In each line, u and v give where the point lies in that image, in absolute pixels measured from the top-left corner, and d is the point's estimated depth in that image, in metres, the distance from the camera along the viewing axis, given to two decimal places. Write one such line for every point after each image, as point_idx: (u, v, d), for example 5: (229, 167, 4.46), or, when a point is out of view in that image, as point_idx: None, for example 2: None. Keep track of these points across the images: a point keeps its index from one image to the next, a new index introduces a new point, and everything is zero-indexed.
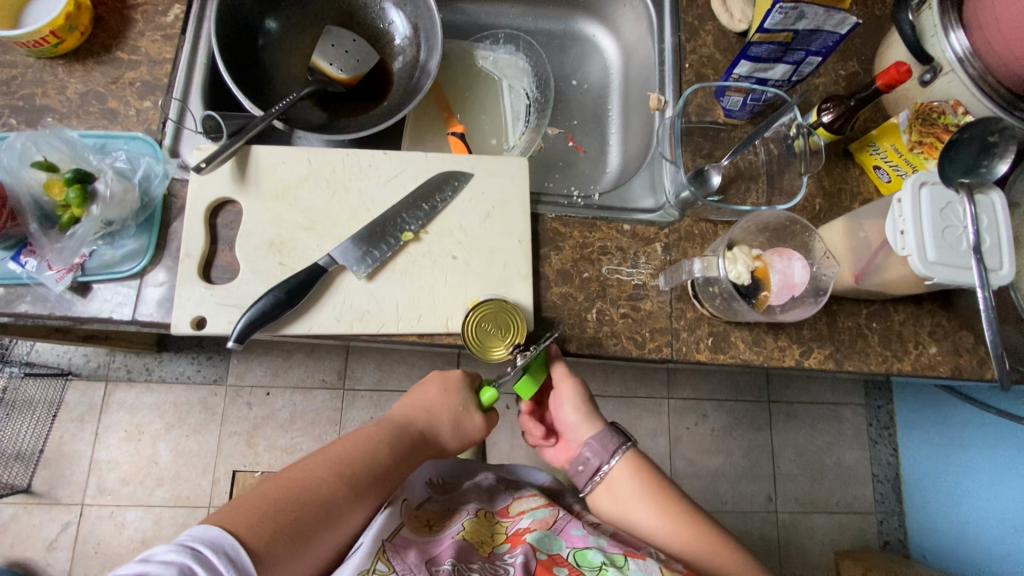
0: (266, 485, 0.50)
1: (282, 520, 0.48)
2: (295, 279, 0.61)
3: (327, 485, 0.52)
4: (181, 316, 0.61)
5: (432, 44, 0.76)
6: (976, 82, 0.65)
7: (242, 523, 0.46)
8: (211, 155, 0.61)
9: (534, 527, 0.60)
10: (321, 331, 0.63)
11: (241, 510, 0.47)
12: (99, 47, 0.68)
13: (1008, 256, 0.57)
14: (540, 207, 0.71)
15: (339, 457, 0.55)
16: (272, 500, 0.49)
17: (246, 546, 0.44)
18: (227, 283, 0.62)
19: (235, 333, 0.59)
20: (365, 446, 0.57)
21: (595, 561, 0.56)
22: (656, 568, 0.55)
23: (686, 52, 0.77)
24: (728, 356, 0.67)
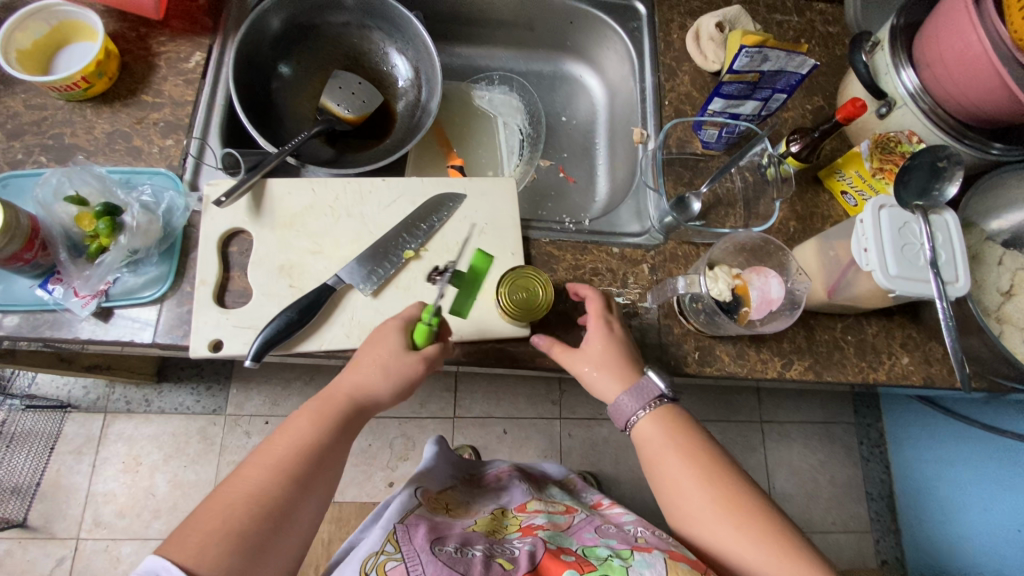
0: (216, 497, 0.52)
1: (220, 528, 0.50)
2: (306, 299, 0.65)
3: (257, 484, 0.53)
4: (199, 339, 0.64)
5: (433, 87, 0.82)
6: (929, 114, 0.72)
7: (187, 544, 0.48)
8: (230, 189, 0.66)
9: (546, 527, 0.64)
10: (331, 347, 0.67)
11: (186, 533, 0.49)
12: (125, 90, 0.74)
13: (964, 270, 0.63)
14: (529, 231, 0.76)
15: (270, 453, 0.56)
16: (212, 514, 0.51)
17: (179, 564, 0.47)
18: (241, 307, 0.66)
19: (251, 352, 0.62)
20: (286, 436, 0.57)
21: (602, 552, 0.57)
22: (660, 560, 0.54)
23: (666, 90, 0.84)
24: (714, 368, 0.71)
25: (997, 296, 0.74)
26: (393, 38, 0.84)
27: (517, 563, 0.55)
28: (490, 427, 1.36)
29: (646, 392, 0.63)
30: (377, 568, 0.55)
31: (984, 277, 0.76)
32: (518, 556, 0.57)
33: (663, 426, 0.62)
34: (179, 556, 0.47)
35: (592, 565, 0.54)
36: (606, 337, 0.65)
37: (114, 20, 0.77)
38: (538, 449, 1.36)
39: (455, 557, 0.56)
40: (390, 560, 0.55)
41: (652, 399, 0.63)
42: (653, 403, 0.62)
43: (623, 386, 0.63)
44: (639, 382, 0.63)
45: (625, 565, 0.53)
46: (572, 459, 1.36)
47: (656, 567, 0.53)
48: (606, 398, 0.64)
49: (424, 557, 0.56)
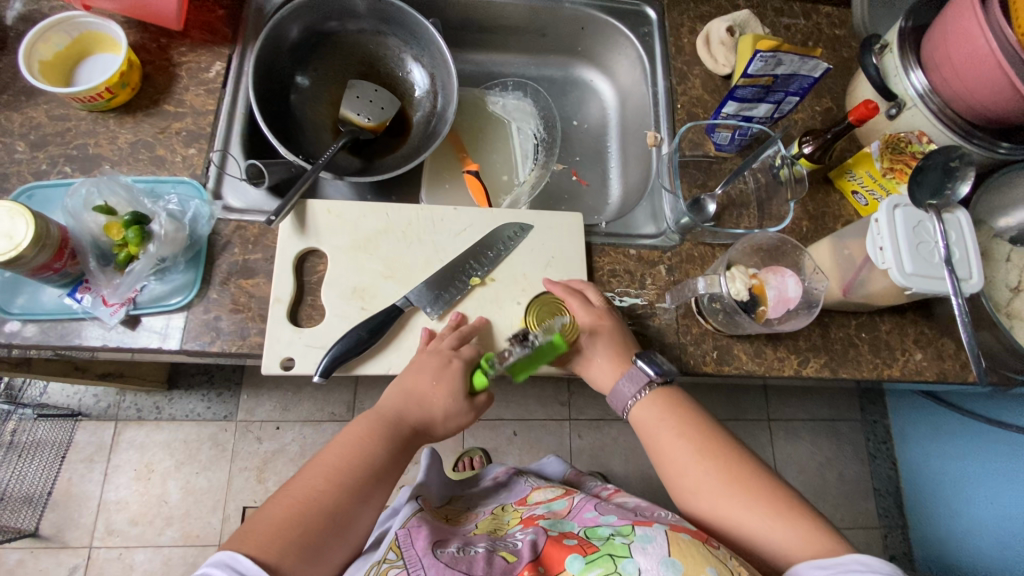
0: (275, 505, 0.54)
1: (296, 529, 0.52)
2: (377, 318, 0.67)
3: (327, 496, 0.55)
4: (270, 356, 0.66)
5: (450, 94, 0.84)
6: (938, 116, 0.73)
7: (256, 540, 0.51)
8: (280, 208, 0.67)
9: (547, 515, 0.65)
10: (397, 370, 0.68)
11: (258, 531, 0.51)
12: (147, 101, 0.75)
13: (977, 267, 0.64)
14: (591, 238, 0.78)
15: (337, 467, 0.58)
16: (285, 515, 0.53)
17: (246, 553, 0.49)
18: (312, 326, 0.68)
19: (320, 368, 0.64)
20: (351, 447, 0.59)
21: (604, 532, 0.58)
22: (662, 530, 0.55)
23: (678, 94, 0.85)
24: (732, 367, 0.73)
25: (1006, 292, 0.76)
26: (409, 45, 0.86)
27: (521, 554, 0.56)
28: (501, 428, 1.37)
29: (637, 379, 0.66)
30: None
31: (994, 274, 0.77)
32: (522, 547, 0.58)
33: (659, 407, 0.65)
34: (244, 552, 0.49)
35: (595, 545, 0.56)
36: (597, 332, 0.68)
37: (134, 31, 0.78)
38: (549, 450, 1.36)
39: (457, 557, 0.58)
40: (392, 568, 0.57)
41: (644, 383, 0.66)
42: (648, 387, 0.66)
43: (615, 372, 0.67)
44: (630, 370, 0.66)
45: (628, 543, 0.54)
46: (582, 459, 1.37)
47: (659, 538, 0.54)
48: (604, 388, 0.69)
49: (425, 561, 0.57)
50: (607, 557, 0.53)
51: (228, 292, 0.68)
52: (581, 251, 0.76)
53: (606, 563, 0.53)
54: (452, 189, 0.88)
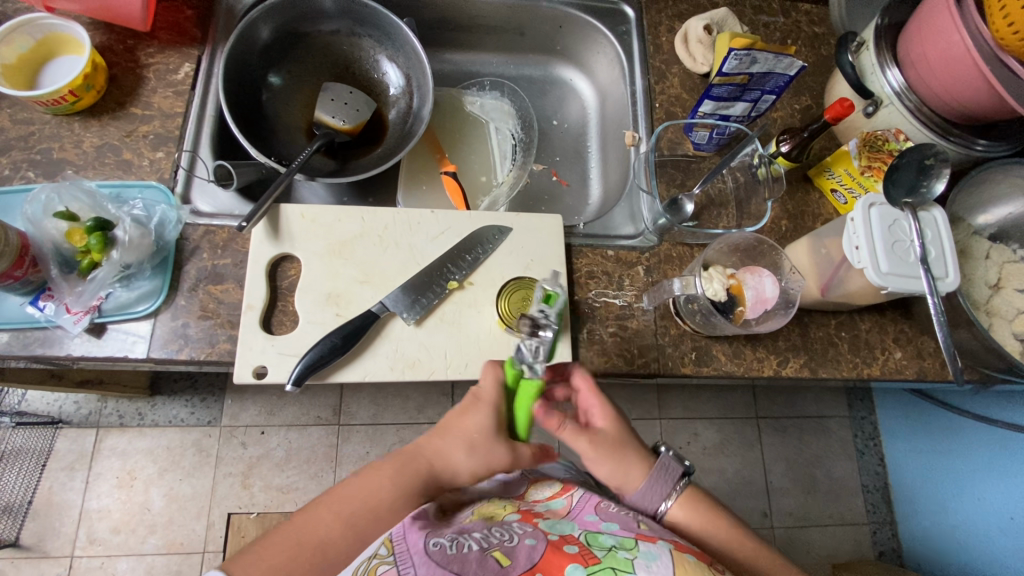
0: (279, 534, 0.53)
1: (284, 563, 0.51)
2: (351, 325, 0.65)
3: (330, 532, 0.54)
4: (244, 365, 0.64)
5: (425, 94, 0.83)
6: (915, 113, 0.73)
7: (249, 562, 0.51)
8: (251, 213, 0.65)
9: (547, 516, 0.61)
10: (373, 378, 0.66)
11: (251, 555, 0.51)
12: (114, 103, 0.73)
13: (953, 266, 0.64)
14: (572, 237, 0.77)
15: (350, 505, 0.56)
16: (279, 547, 0.52)
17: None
18: (285, 334, 0.66)
19: (293, 377, 0.62)
20: (367, 486, 0.57)
21: (605, 543, 0.53)
22: (669, 550, 0.51)
23: (656, 92, 0.85)
24: (711, 368, 0.72)
25: (985, 290, 0.76)
26: (384, 45, 0.84)
27: (516, 559, 0.51)
28: None
29: (669, 481, 0.61)
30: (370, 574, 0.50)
31: (972, 271, 0.77)
32: (516, 549, 0.52)
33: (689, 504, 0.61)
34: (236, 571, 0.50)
35: (597, 556, 0.51)
36: (617, 428, 0.62)
37: (101, 32, 0.76)
38: None
39: (450, 553, 0.52)
40: (382, 564, 0.51)
41: (672, 488, 0.61)
42: (675, 489, 0.61)
43: (641, 476, 0.61)
44: (661, 464, 0.62)
45: (632, 558, 0.50)
46: None
47: (665, 558, 0.50)
48: (624, 492, 0.61)
49: (416, 556, 0.51)
50: (609, 571, 0.48)
51: (197, 298, 0.66)
52: (561, 256, 0.74)
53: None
54: (429, 191, 0.87)
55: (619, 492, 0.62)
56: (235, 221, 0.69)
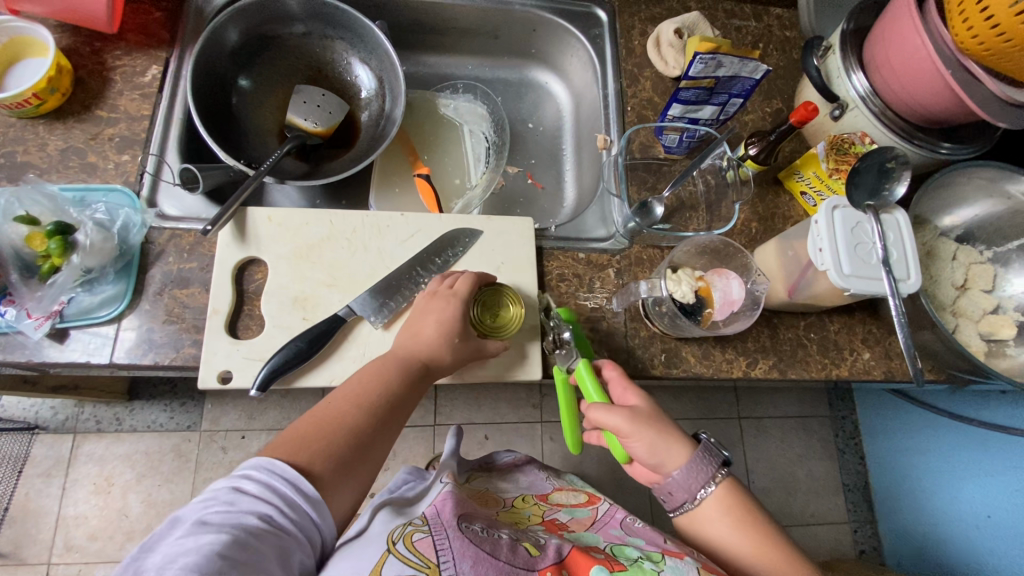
0: (301, 429, 0.56)
1: (319, 446, 0.54)
2: (316, 329, 0.64)
3: (352, 416, 0.57)
4: (208, 369, 0.63)
5: (398, 96, 0.83)
6: (879, 117, 0.74)
7: (284, 451, 0.53)
8: (217, 217, 0.65)
9: (573, 523, 0.64)
10: (338, 383, 0.66)
11: (282, 445, 0.54)
12: (79, 106, 0.72)
13: (915, 267, 0.65)
14: (542, 240, 0.77)
15: (360, 393, 0.59)
16: (308, 434, 0.55)
17: (281, 461, 0.52)
18: (251, 338, 0.65)
19: (256, 383, 0.61)
20: (369, 377, 0.60)
21: (631, 554, 0.56)
22: (694, 568, 0.53)
23: (628, 96, 0.85)
24: (681, 370, 0.72)
25: (952, 291, 0.77)
26: (355, 47, 0.84)
27: (546, 552, 0.53)
28: (471, 433, 1.35)
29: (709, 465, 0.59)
30: (405, 539, 0.52)
31: (940, 272, 0.78)
32: (546, 545, 0.54)
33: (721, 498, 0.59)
34: (280, 459, 0.52)
35: (623, 564, 0.53)
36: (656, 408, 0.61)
37: (67, 35, 0.75)
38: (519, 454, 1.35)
39: (480, 536, 0.53)
40: (416, 533, 0.52)
41: (709, 479, 0.59)
42: (716, 477, 0.59)
43: (682, 458, 0.59)
44: (701, 449, 0.60)
45: (658, 570, 0.53)
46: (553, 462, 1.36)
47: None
48: (666, 472, 0.60)
49: (450, 532, 0.52)
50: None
51: (162, 303, 0.66)
52: (532, 259, 0.74)
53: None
54: (401, 194, 0.87)
55: (659, 468, 0.60)
56: (201, 225, 0.69)
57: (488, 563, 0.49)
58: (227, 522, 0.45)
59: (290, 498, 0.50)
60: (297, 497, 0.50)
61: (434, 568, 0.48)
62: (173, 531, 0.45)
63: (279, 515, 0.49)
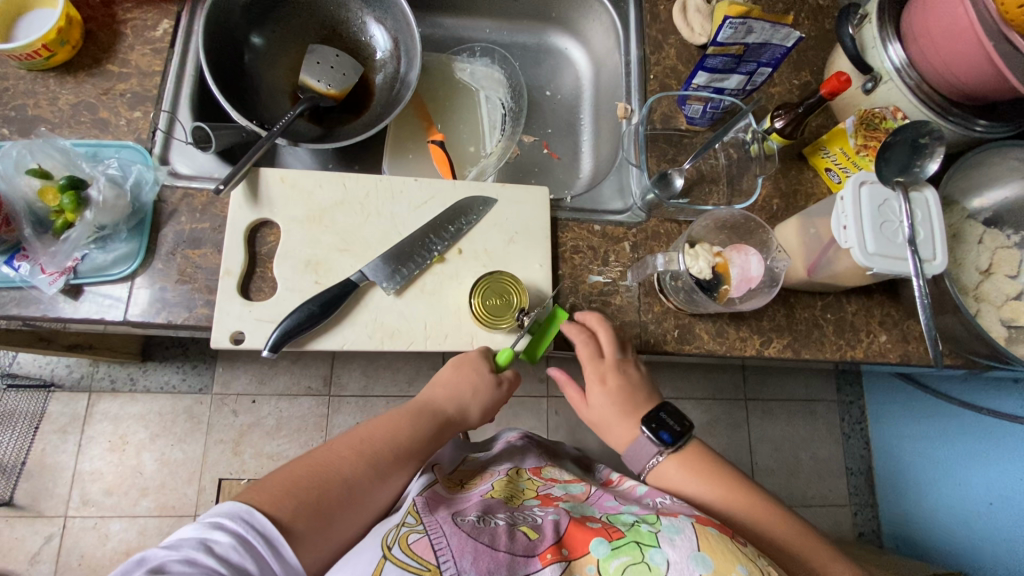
0: (294, 468, 0.53)
1: (303, 491, 0.50)
2: (329, 294, 0.64)
3: (350, 464, 0.54)
4: (220, 331, 0.63)
5: (412, 58, 0.80)
6: (913, 91, 0.71)
7: (267, 495, 0.49)
8: (229, 176, 0.64)
9: (566, 498, 0.61)
10: (351, 347, 0.66)
11: (268, 488, 0.50)
12: (91, 60, 0.71)
13: (942, 247, 0.63)
14: (557, 211, 0.76)
15: (360, 440, 0.57)
16: (299, 477, 0.51)
17: (262, 510, 0.47)
18: (264, 300, 0.65)
19: (269, 343, 0.61)
20: (385, 429, 0.59)
21: (628, 519, 0.53)
22: (690, 524, 0.49)
23: (651, 63, 0.82)
24: (693, 346, 0.71)
25: (975, 275, 0.75)
26: (372, 7, 0.82)
27: (542, 532, 0.50)
28: None
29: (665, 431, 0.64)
30: (400, 542, 0.49)
31: (964, 256, 0.76)
32: (543, 524, 0.52)
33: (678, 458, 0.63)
34: (263, 506, 0.48)
35: (620, 531, 0.50)
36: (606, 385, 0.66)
37: None
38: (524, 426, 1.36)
39: (478, 527, 0.51)
40: (412, 533, 0.50)
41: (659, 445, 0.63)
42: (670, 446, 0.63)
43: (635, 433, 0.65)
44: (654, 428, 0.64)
45: (655, 532, 0.49)
46: (557, 436, 1.29)
47: (687, 532, 0.48)
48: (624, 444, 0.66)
49: (447, 528, 0.51)
50: (634, 546, 0.48)
51: (175, 262, 0.66)
52: (547, 231, 0.73)
53: (633, 551, 0.47)
54: (415, 160, 0.86)
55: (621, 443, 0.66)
56: (214, 184, 0.68)
57: (488, 554, 0.47)
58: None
59: (263, 557, 0.45)
60: (274, 558, 0.45)
61: (434, 569, 0.46)
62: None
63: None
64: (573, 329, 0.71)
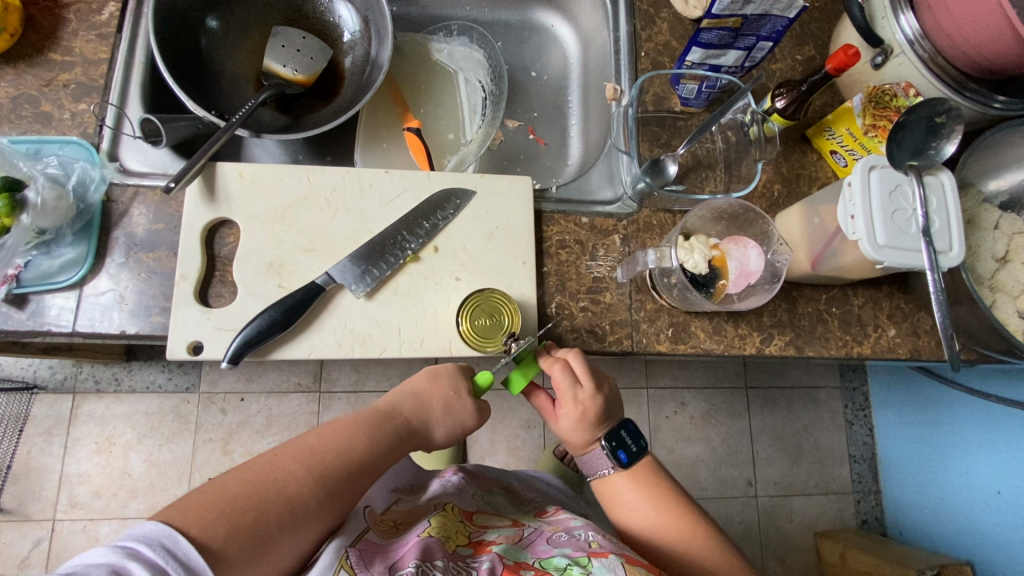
0: (227, 479, 0.44)
1: (238, 509, 0.42)
2: (292, 299, 0.59)
3: (299, 480, 0.47)
4: (177, 340, 0.59)
5: (383, 38, 0.74)
6: (927, 65, 0.65)
7: (195, 515, 0.40)
8: (180, 173, 0.59)
9: (500, 541, 0.58)
10: (320, 355, 0.61)
11: (195, 507, 0.41)
12: (31, 48, 0.65)
13: (957, 237, 0.58)
14: (542, 203, 0.70)
15: (311, 451, 0.49)
16: (236, 493, 0.43)
17: (188, 535, 0.39)
18: (223, 306, 0.61)
19: (228, 354, 0.57)
20: (340, 441, 0.51)
21: (560, 565, 0.54)
22: (619, 565, 0.53)
23: (642, 40, 0.76)
24: (689, 346, 0.67)
25: (991, 264, 0.70)
26: None
27: None
28: None
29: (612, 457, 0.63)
30: None
31: (979, 243, 0.71)
32: None
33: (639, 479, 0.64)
34: (189, 529, 0.39)
35: None
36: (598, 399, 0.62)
37: None
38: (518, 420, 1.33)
39: None
40: None
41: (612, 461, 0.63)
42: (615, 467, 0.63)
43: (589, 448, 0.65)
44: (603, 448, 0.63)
45: (586, 573, 0.52)
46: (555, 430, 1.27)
47: (617, 574, 0.52)
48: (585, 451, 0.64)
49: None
50: None
51: (128, 267, 0.61)
52: (530, 224, 0.68)
53: None
54: (391, 149, 0.80)
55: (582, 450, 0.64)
56: (166, 181, 0.63)
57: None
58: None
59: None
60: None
61: None
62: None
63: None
64: (560, 329, 0.66)
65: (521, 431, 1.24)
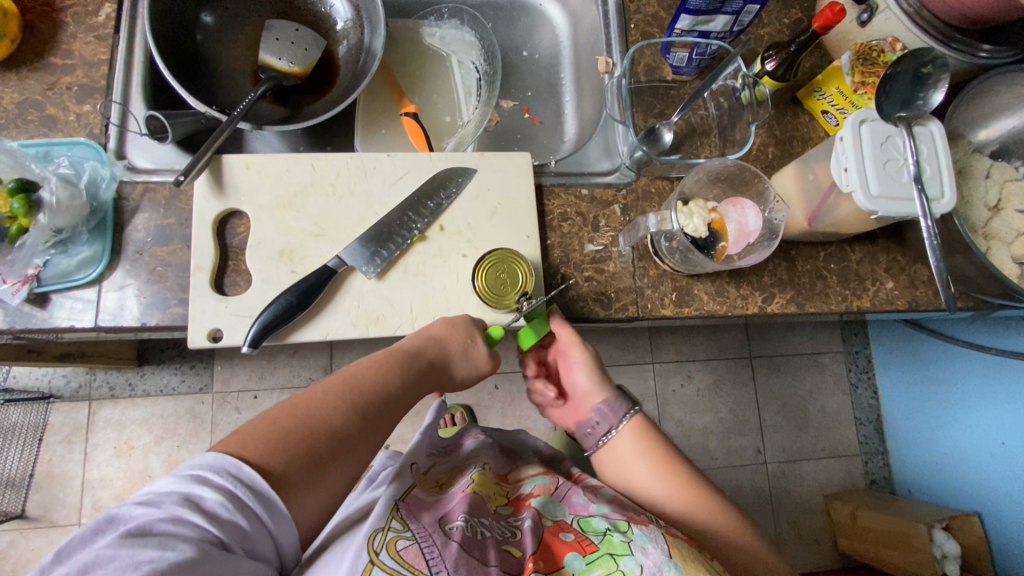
0: (278, 413, 0.49)
1: (288, 440, 0.47)
2: (306, 282, 0.61)
3: (338, 415, 0.51)
4: (197, 329, 0.61)
5: (375, 25, 0.75)
6: (912, 17, 0.66)
7: (254, 446, 0.45)
8: (188, 166, 0.61)
9: (538, 495, 0.61)
10: (335, 335, 0.63)
11: (253, 437, 0.46)
12: (31, 53, 0.66)
13: (950, 184, 0.59)
14: (541, 177, 0.72)
15: (345, 388, 0.53)
16: (286, 425, 0.48)
17: (251, 463, 0.44)
18: (238, 294, 0.62)
19: (248, 338, 0.59)
20: (373, 379, 0.55)
21: (600, 527, 0.54)
22: (660, 534, 0.52)
23: (631, 12, 0.77)
24: (693, 309, 0.69)
25: (984, 212, 0.71)
26: None
27: (526, 547, 0.52)
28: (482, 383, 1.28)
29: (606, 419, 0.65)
30: (388, 547, 0.47)
31: (972, 192, 0.72)
32: (524, 535, 0.53)
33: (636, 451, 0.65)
34: (250, 457, 0.44)
35: (595, 543, 0.52)
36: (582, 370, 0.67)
37: None
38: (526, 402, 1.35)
39: (465, 536, 0.51)
40: (400, 538, 0.48)
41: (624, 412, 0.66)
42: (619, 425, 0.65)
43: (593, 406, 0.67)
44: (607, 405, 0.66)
45: (629, 541, 0.51)
46: None
47: (659, 543, 0.51)
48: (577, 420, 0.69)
49: (437, 537, 0.50)
50: (609, 557, 0.50)
51: (144, 261, 0.62)
52: (531, 199, 0.70)
53: (608, 563, 0.50)
54: (389, 135, 0.82)
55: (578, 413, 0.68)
56: (175, 176, 0.64)
57: (481, 571, 0.48)
58: (173, 541, 0.37)
59: (253, 514, 0.42)
60: (267, 516, 0.43)
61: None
62: (105, 537, 0.38)
63: (236, 538, 0.41)
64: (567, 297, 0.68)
65: (532, 412, 1.26)
